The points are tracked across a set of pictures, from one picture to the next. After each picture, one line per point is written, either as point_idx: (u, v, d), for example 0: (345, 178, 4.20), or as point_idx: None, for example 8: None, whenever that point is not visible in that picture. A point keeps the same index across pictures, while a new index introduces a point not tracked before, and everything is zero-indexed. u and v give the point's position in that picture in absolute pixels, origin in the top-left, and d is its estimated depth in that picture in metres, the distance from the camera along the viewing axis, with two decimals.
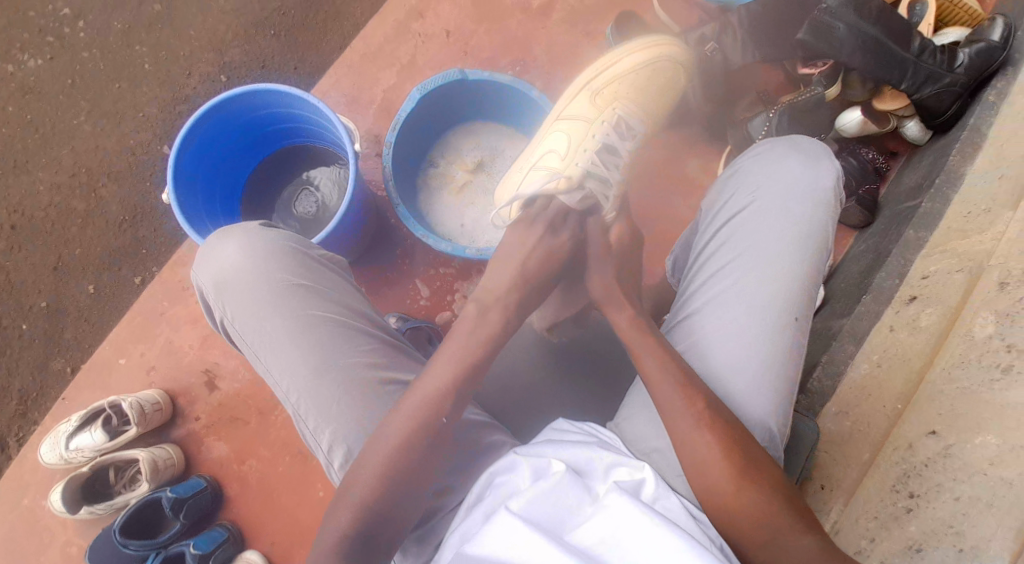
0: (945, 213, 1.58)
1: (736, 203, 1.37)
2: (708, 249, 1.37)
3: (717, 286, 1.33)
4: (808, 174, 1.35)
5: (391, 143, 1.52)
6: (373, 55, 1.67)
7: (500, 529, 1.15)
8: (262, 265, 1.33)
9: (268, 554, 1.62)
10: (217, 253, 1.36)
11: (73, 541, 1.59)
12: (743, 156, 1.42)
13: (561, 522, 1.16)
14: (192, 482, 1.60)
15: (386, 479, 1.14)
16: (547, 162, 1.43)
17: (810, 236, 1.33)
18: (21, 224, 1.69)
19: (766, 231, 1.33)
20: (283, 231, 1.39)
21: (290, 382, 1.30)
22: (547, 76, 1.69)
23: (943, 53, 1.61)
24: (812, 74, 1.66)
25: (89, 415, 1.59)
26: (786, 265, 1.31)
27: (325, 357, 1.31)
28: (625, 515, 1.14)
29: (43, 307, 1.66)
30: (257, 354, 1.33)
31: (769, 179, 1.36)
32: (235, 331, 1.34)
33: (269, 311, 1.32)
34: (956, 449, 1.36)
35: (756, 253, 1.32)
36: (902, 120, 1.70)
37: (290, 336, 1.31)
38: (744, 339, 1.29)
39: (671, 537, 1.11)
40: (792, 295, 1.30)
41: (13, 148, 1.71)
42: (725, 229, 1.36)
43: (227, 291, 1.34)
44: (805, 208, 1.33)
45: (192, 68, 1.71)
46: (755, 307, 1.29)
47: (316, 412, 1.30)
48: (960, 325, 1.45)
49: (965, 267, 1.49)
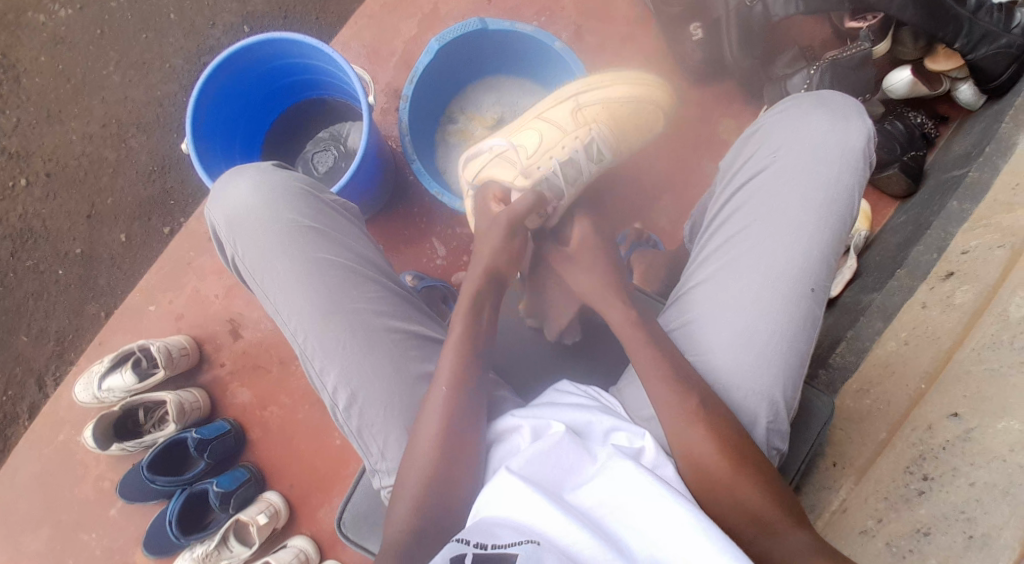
0: (992, 184, 1.48)
1: (758, 164, 1.25)
2: (723, 212, 1.27)
3: (729, 251, 1.23)
4: (838, 133, 1.22)
5: (407, 96, 1.51)
6: (395, 5, 1.67)
7: (500, 487, 1.14)
8: (276, 203, 1.29)
9: (288, 495, 1.65)
10: (232, 189, 1.31)
11: (105, 476, 1.65)
12: (769, 113, 1.29)
13: (560, 481, 1.16)
14: (217, 424, 1.63)
15: (435, 454, 1.19)
16: (509, 158, 1.44)
17: (835, 200, 1.21)
18: (55, 172, 1.74)
19: (785, 195, 1.22)
20: (296, 172, 1.36)
21: (299, 322, 1.26)
22: (575, 27, 1.68)
23: (1000, 12, 1.49)
24: (859, 29, 1.56)
25: (120, 357, 1.63)
26: (807, 232, 1.20)
27: (336, 300, 1.26)
28: (626, 478, 1.13)
29: (78, 253, 1.71)
30: (266, 294, 1.28)
31: (792, 138, 1.24)
32: (245, 269, 1.29)
33: (279, 252, 1.28)
34: (976, 433, 1.28)
35: (773, 217, 1.21)
36: (955, 83, 1.60)
37: (301, 275, 1.27)
38: (756, 306, 1.19)
39: (674, 497, 1.10)
40: (810, 262, 1.19)
41: (47, 98, 1.74)
42: (743, 191, 1.25)
43: (239, 227, 1.29)
44: (829, 169, 1.21)
45: (217, 18, 1.71)
46: (771, 274, 1.19)
47: (323, 352, 1.25)
48: (995, 307, 1.36)
49: (1007, 242, 1.39)
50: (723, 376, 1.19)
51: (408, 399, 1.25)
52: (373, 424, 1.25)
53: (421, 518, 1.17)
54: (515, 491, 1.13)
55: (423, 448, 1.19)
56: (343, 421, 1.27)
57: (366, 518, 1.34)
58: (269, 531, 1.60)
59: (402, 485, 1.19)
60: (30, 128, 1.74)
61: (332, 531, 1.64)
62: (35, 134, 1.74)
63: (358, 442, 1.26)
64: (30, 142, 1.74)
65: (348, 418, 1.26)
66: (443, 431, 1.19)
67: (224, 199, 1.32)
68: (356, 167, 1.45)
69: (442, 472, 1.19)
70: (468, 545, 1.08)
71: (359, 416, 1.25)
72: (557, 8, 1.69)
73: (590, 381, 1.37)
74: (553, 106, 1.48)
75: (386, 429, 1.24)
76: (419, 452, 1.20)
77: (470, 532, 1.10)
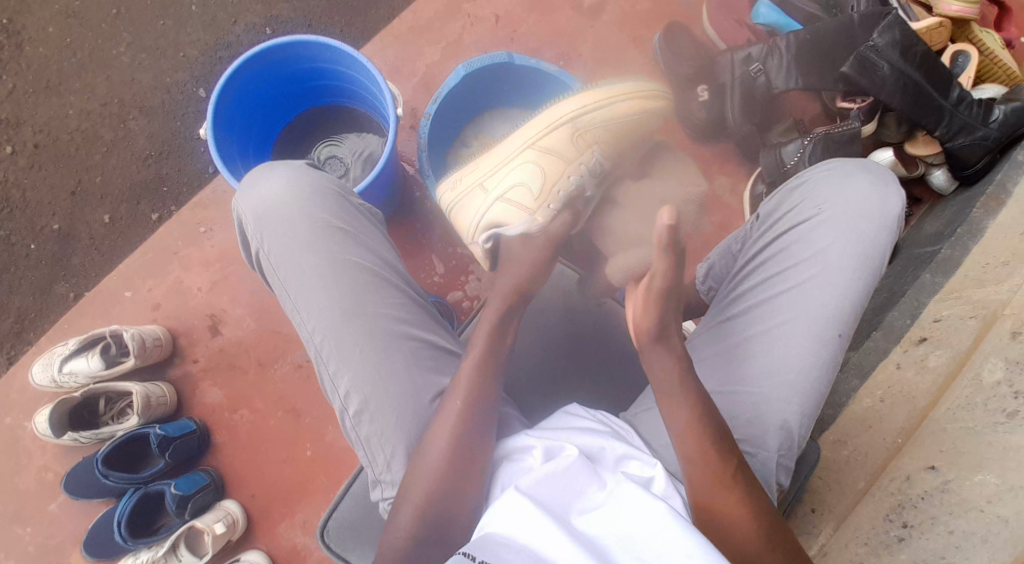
0: (963, 262, 1.59)
1: (801, 213, 1.27)
2: (761, 256, 1.29)
3: (766, 293, 1.25)
4: (877, 195, 1.24)
5: (430, 114, 1.54)
6: (422, 29, 1.74)
7: (507, 505, 1.12)
8: (307, 200, 1.22)
9: (247, 506, 1.56)
10: (261, 183, 1.24)
11: (50, 468, 1.54)
12: (812, 169, 1.31)
13: (567, 503, 1.15)
14: (182, 423, 1.54)
15: (445, 467, 1.15)
16: (512, 195, 1.35)
17: (870, 255, 1.23)
18: (44, 144, 1.69)
19: (826, 247, 1.23)
20: (327, 173, 1.29)
21: (318, 321, 1.19)
22: (589, 74, 1.76)
23: (980, 106, 1.64)
24: (850, 109, 1.68)
25: (88, 341, 1.54)
26: (845, 284, 1.21)
27: (359, 301, 1.20)
28: (636, 505, 1.13)
29: (55, 230, 1.65)
30: (285, 290, 1.21)
31: (838, 196, 1.25)
32: (266, 265, 1.22)
33: (304, 249, 1.21)
34: (953, 485, 1.34)
35: (809, 265, 1.23)
36: (930, 168, 1.73)
37: (325, 274, 1.20)
38: (785, 346, 1.21)
39: (681, 527, 1.09)
40: (843, 312, 1.21)
41: (48, 69, 1.71)
42: (784, 239, 1.27)
43: (266, 220, 1.22)
44: (865, 225, 1.23)
45: (239, 16, 1.72)
46: (805, 319, 1.21)
47: (339, 355, 1.19)
48: (968, 370, 1.44)
49: (978, 314, 1.48)
50: (747, 409, 1.22)
51: (419, 406, 1.20)
52: (382, 434, 1.19)
53: (423, 526, 1.14)
54: (520, 513, 1.11)
55: (433, 460, 1.15)
56: (350, 427, 1.20)
57: (353, 527, 1.26)
58: (223, 543, 1.51)
59: (405, 494, 1.16)
60: (25, 96, 1.70)
61: (289, 550, 1.55)
62: (30, 103, 1.70)
63: (362, 451, 1.20)
64: (22, 110, 1.70)
65: (357, 426, 1.20)
66: (457, 444, 1.16)
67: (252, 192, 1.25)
68: (378, 170, 1.46)
69: (451, 485, 1.15)
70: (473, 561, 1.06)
71: (368, 423, 1.19)
72: (575, 54, 1.76)
73: (596, 405, 1.37)
74: (554, 135, 1.35)
75: (394, 438, 1.18)
76: (425, 460, 1.16)
77: (475, 548, 1.08)
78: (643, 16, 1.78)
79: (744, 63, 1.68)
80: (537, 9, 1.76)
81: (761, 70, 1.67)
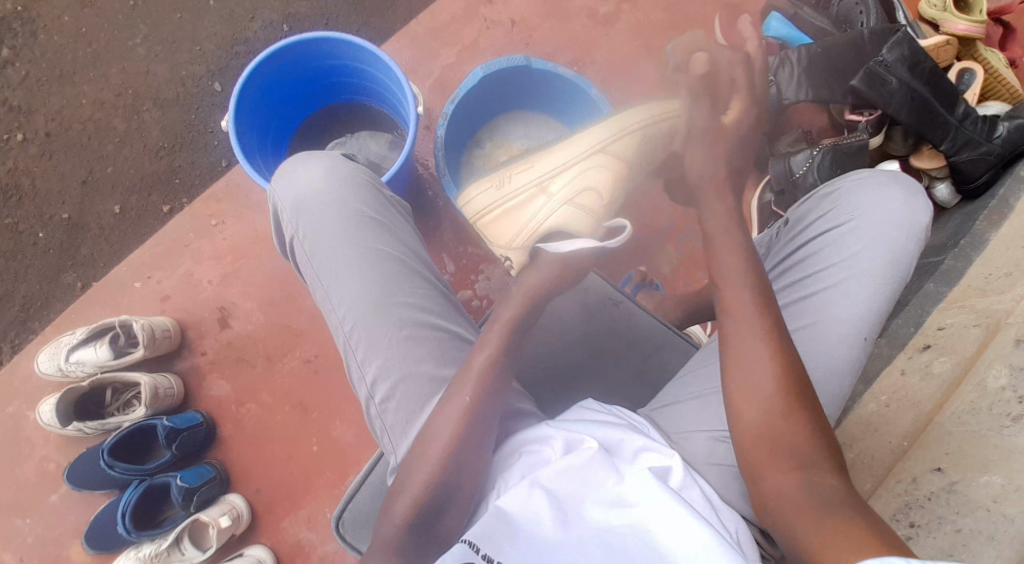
0: (967, 271, 1.56)
1: (832, 218, 1.28)
2: (789, 258, 1.30)
3: (794, 294, 1.26)
4: (907, 204, 1.25)
5: (447, 114, 1.55)
6: (438, 31, 1.75)
7: (524, 501, 1.10)
8: (344, 190, 1.24)
9: (252, 501, 1.55)
10: (302, 170, 1.25)
11: (51, 458, 1.54)
12: (846, 175, 1.31)
13: (582, 498, 1.10)
14: (189, 415, 1.53)
15: (442, 457, 1.12)
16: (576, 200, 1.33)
17: (898, 261, 1.23)
18: (56, 133, 1.69)
19: (855, 251, 1.24)
20: (361, 165, 1.30)
21: (350, 308, 1.20)
22: (601, 79, 1.78)
23: (984, 122, 1.66)
24: (857, 121, 1.70)
25: (97, 330, 1.53)
26: (872, 288, 1.22)
27: (389, 290, 1.21)
28: (654, 501, 1.08)
29: (64, 219, 1.66)
30: (319, 277, 1.22)
31: (868, 203, 1.26)
32: (301, 252, 1.24)
33: (339, 237, 1.22)
34: (960, 486, 1.39)
35: (838, 268, 1.24)
36: (933, 181, 1.76)
37: (360, 262, 1.21)
38: (811, 347, 1.22)
39: (702, 528, 1.05)
40: (870, 316, 1.22)
41: (61, 59, 1.71)
42: (814, 242, 1.28)
43: (303, 207, 1.23)
44: (896, 233, 1.24)
45: (257, 12, 1.73)
46: (833, 320, 1.21)
47: (369, 343, 1.19)
48: (972, 377, 1.46)
49: (982, 321, 1.49)
50: None
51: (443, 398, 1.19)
52: (405, 423, 1.18)
53: (424, 514, 1.12)
54: (537, 509, 1.09)
55: (431, 450, 1.13)
56: (375, 415, 1.20)
57: (364, 518, 1.25)
58: (227, 537, 1.49)
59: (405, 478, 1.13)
60: (37, 84, 1.70)
61: (293, 546, 1.54)
62: (42, 91, 1.70)
63: (385, 439, 1.20)
64: (35, 98, 1.70)
65: (382, 414, 1.19)
66: (456, 436, 1.13)
67: (290, 180, 1.26)
68: (396, 169, 1.45)
69: (448, 475, 1.12)
70: (475, 554, 1.05)
71: (394, 412, 1.19)
72: (588, 61, 1.79)
73: (610, 402, 1.36)
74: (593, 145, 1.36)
75: (414, 427, 1.18)
76: (426, 452, 1.14)
77: (481, 537, 1.07)
78: (656, 24, 1.80)
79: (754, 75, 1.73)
80: (553, 16, 1.78)
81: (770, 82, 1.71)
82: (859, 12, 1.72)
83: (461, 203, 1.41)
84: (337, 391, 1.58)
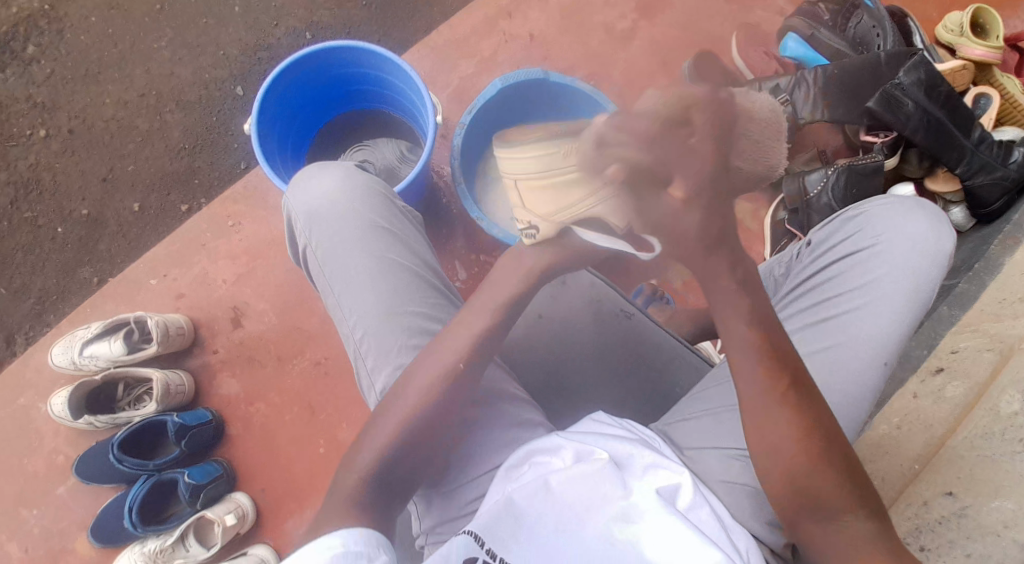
0: (979, 296, 1.59)
1: (856, 242, 1.28)
2: (811, 281, 1.30)
3: (816, 315, 1.25)
4: (931, 232, 1.25)
5: (465, 124, 1.58)
6: (457, 43, 1.78)
7: (534, 505, 1.10)
8: (357, 201, 1.25)
9: (257, 500, 1.55)
10: (317, 181, 1.27)
11: (60, 450, 1.55)
12: (871, 200, 1.32)
13: (587, 509, 1.10)
14: (199, 412, 1.54)
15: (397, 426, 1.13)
16: None
17: (920, 287, 1.23)
18: (79, 131, 1.72)
19: (878, 275, 1.24)
20: (375, 176, 1.31)
21: (360, 317, 1.21)
22: (617, 94, 1.80)
23: (1000, 147, 1.67)
24: (873, 143, 1.70)
25: (112, 325, 1.55)
26: (895, 313, 1.22)
27: (400, 299, 1.21)
28: (661, 523, 1.08)
29: (83, 215, 1.68)
30: (331, 286, 1.23)
31: (893, 228, 1.26)
32: (315, 261, 1.25)
33: (351, 247, 1.23)
34: (971, 511, 1.36)
35: (861, 291, 1.24)
36: (948, 205, 1.76)
37: (371, 272, 1.22)
38: (833, 369, 1.21)
39: (706, 544, 1.06)
40: (891, 340, 1.21)
41: (87, 58, 1.74)
42: (838, 265, 1.28)
43: (317, 217, 1.25)
44: (919, 259, 1.23)
45: (281, 19, 1.76)
46: (856, 343, 1.21)
47: (378, 351, 1.20)
48: (985, 402, 1.45)
49: (995, 347, 1.49)
50: None
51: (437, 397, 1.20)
52: None
53: (379, 482, 1.12)
54: (544, 514, 1.10)
55: (389, 420, 1.14)
56: None
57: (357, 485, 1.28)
58: (231, 535, 1.49)
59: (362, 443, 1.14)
60: (63, 82, 1.73)
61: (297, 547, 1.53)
62: (67, 89, 1.73)
63: None
64: (60, 96, 1.73)
65: None
66: (418, 410, 1.13)
67: (304, 190, 1.27)
68: (412, 177, 1.47)
69: (406, 446, 1.13)
70: (481, 549, 1.07)
71: None
72: (606, 77, 1.80)
73: (616, 412, 1.36)
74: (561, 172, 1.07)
75: None
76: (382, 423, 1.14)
77: (490, 532, 1.09)
78: (674, 42, 1.81)
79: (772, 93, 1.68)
80: (571, 31, 1.80)
81: (788, 101, 1.69)
82: (875, 34, 1.71)
83: (502, 152, 1.11)
84: (346, 394, 1.58)
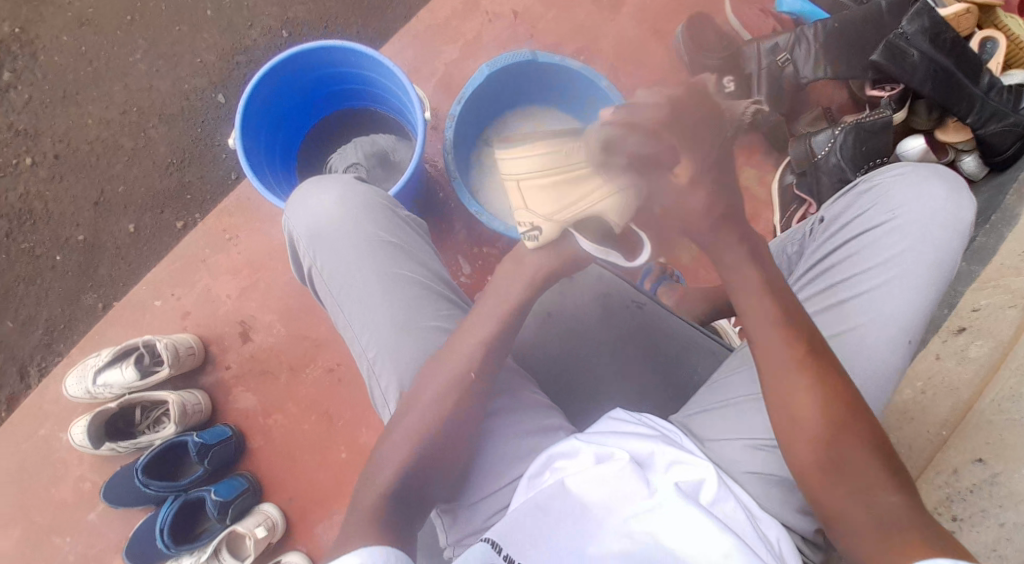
0: (999, 248, 1.49)
1: (872, 217, 1.23)
2: (827, 259, 1.25)
3: (835, 297, 1.20)
4: (949, 203, 1.20)
5: (455, 115, 1.52)
6: (439, 28, 1.72)
7: (555, 508, 1.08)
8: (358, 217, 1.22)
9: (285, 510, 1.55)
10: (314, 199, 1.23)
11: (86, 478, 1.55)
12: (883, 170, 1.26)
13: (608, 511, 1.07)
14: (218, 429, 1.53)
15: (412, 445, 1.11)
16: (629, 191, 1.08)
17: (940, 262, 1.19)
18: (66, 155, 1.69)
19: (898, 251, 1.19)
20: (373, 187, 1.28)
21: (373, 336, 1.18)
22: (609, 66, 1.74)
23: (1009, 92, 1.60)
24: (879, 97, 1.63)
25: (121, 351, 1.54)
26: (916, 289, 1.17)
27: (411, 315, 1.19)
28: (687, 520, 1.05)
29: (80, 241, 1.66)
30: (340, 307, 1.20)
31: (911, 200, 1.21)
32: (320, 282, 1.22)
33: (357, 265, 1.20)
34: (1002, 478, 1.37)
35: (881, 269, 1.19)
36: (960, 154, 1.68)
37: (381, 289, 1.19)
38: (854, 351, 1.16)
39: (731, 540, 1.03)
40: (914, 318, 1.17)
41: (65, 79, 1.70)
42: (854, 241, 1.23)
43: (318, 237, 1.22)
44: (939, 231, 1.19)
45: (255, 20, 1.71)
46: (878, 324, 1.16)
47: (394, 371, 1.17)
48: (1011, 362, 1.43)
49: (1019, 303, 1.45)
50: None
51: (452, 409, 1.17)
52: None
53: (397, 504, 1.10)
54: (563, 518, 1.07)
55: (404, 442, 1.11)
56: None
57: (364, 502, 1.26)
58: (263, 547, 1.50)
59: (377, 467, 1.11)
60: (44, 107, 1.70)
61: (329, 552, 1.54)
62: (49, 114, 1.70)
63: None
64: (42, 121, 1.70)
65: None
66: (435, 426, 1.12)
67: (302, 209, 1.23)
68: (407, 177, 1.43)
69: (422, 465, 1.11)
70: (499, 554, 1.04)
71: None
72: (596, 49, 1.74)
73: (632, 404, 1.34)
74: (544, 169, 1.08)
75: None
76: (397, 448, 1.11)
77: (507, 536, 1.06)
78: (663, 8, 1.75)
79: (770, 54, 1.66)
80: (556, 4, 1.74)
81: (787, 59, 1.66)
82: None
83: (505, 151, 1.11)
84: (360, 398, 1.57)
